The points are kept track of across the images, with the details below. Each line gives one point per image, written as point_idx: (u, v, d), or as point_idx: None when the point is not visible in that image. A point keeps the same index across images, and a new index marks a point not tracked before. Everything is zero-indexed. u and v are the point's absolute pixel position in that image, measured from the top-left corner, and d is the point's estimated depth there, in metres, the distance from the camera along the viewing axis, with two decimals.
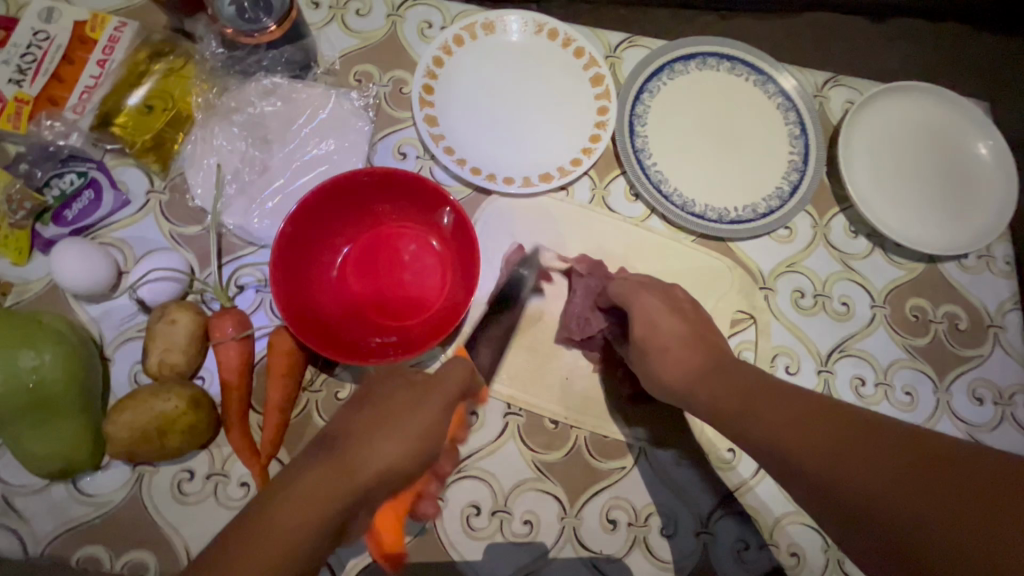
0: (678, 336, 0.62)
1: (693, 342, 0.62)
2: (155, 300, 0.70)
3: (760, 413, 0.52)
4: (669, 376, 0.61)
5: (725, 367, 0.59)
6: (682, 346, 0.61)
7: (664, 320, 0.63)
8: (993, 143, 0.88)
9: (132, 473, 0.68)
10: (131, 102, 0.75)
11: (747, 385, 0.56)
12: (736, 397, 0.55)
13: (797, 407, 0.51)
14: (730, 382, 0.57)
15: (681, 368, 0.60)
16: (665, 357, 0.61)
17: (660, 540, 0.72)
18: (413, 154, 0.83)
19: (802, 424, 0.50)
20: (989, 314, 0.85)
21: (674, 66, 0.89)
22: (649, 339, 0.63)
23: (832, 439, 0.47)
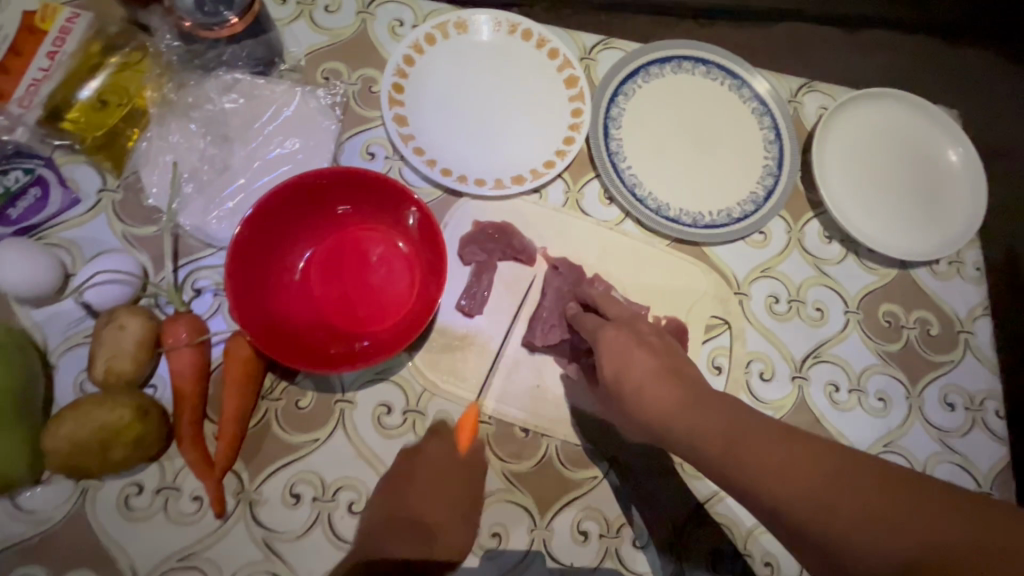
0: (652, 370, 0.58)
1: (669, 380, 0.57)
2: (103, 304, 0.66)
3: (747, 457, 0.51)
4: (645, 416, 0.57)
5: (704, 408, 0.55)
6: (657, 381, 0.57)
7: (637, 356, 0.60)
8: (962, 150, 0.89)
9: (75, 488, 0.64)
10: (84, 94, 0.72)
11: (730, 423, 0.54)
12: (721, 438, 0.53)
13: (776, 448, 0.51)
14: (712, 423, 0.54)
15: (657, 407, 0.56)
16: (641, 398, 0.57)
17: (632, 552, 0.70)
18: (382, 154, 0.80)
19: (782, 466, 0.49)
20: (960, 319, 0.86)
21: (648, 70, 0.88)
22: (625, 376, 0.59)
23: (815, 479, 0.48)
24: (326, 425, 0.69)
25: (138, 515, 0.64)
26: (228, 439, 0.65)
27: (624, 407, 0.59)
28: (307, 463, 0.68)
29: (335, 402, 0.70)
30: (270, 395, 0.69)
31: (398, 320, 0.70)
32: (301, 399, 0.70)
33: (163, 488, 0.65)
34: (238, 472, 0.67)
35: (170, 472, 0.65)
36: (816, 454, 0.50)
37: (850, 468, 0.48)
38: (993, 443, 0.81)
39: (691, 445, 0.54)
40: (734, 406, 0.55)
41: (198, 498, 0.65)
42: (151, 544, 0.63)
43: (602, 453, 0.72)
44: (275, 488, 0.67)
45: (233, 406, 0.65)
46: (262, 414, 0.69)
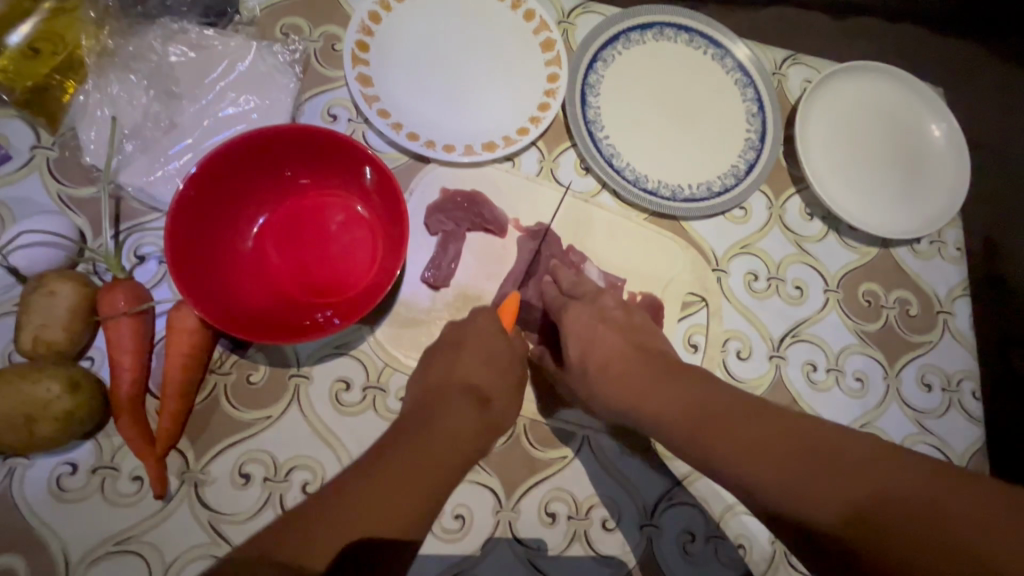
0: (616, 348, 0.59)
1: (633, 357, 0.58)
2: (31, 268, 0.61)
3: (718, 436, 0.50)
4: (612, 398, 0.57)
5: (669, 384, 0.55)
6: (622, 360, 0.58)
7: (603, 335, 0.60)
8: (947, 127, 0.87)
9: (1, 466, 0.59)
10: (12, 40, 0.65)
11: (700, 403, 0.52)
12: (691, 419, 0.52)
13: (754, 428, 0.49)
14: (681, 404, 0.53)
15: (622, 384, 0.56)
16: (605, 375, 0.57)
17: (601, 534, 0.67)
18: (345, 117, 0.75)
19: (758, 447, 0.47)
20: (939, 300, 0.84)
21: (629, 36, 0.84)
22: (590, 360, 0.59)
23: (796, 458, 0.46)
24: (280, 401, 0.65)
25: (71, 496, 0.59)
26: (171, 415, 0.60)
27: (589, 388, 0.59)
28: (258, 442, 0.64)
29: (290, 377, 0.66)
30: (218, 370, 0.65)
31: (358, 291, 0.65)
32: (253, 373, 0.65)
33: (99, 468, 0.60)
34: (182, 450, 0.62)
35: (108, 450, 0.61)
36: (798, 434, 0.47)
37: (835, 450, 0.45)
38: (968, 424, 0.80)
39: (661, 426, 0.53)
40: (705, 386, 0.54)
41: (138, 478, 0.61)
42: (84, 527, 0.59)
43: (573, 433, 0.69)
44: (223, 468, 0.62)
45: (176, 379, 0.60)
46: (210, 389, 0.64)
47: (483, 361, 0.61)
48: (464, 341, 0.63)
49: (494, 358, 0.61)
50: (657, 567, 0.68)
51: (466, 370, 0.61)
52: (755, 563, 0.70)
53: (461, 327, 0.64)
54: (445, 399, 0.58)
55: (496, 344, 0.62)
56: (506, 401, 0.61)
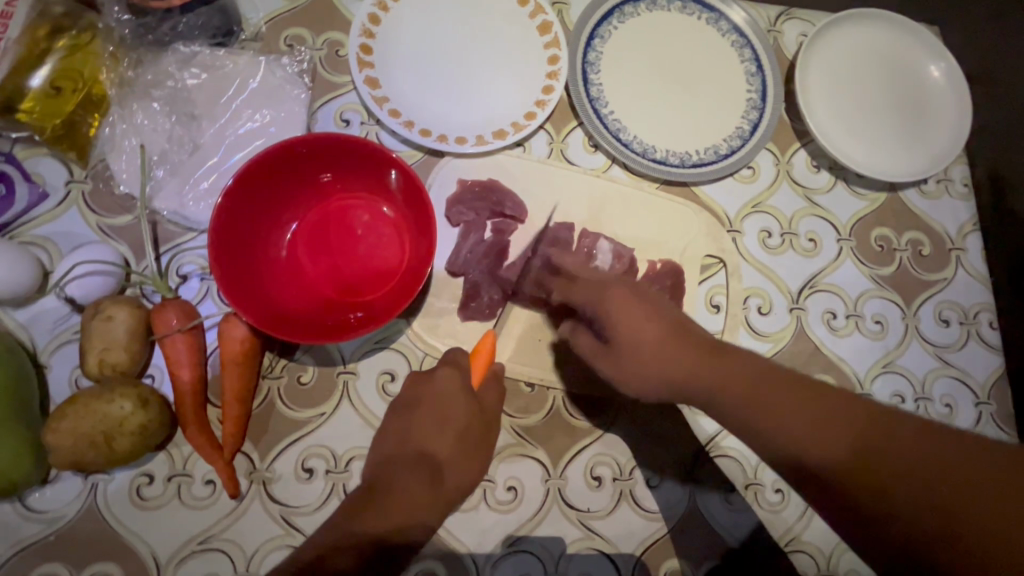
0: (652, 326, 0.56)
1: (680, 347, 0.55)
2: (86, 297, 0.64)
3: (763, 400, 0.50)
4: (657, 365, 0.56)
5: (730, 363, 0.54)
6: (664, 347, 0.55)
7: (645, 324, 0.56)
8: (945, 65, 0.87)
9: (86, 483, 0.63)
10: (35, 83, 0.67)
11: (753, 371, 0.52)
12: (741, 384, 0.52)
13: (819, 417, 0.48)
14: (747, 398, 0.51)
15: (670, 369, 0.55)
16: (644, 366, 0.55)
17: (645, 492, 0.71)
18: (357, 120, 0.78)
19: (824, 443, 0.47)
20: (950, 237, 0.86)
21: (622, 9, 0.85)
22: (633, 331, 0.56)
23: (867, 452, 0.46)
24: (331, 398, 0.69)
25: (152, 503, 0.64)
26: (233, 421, 0.64)
27: (631, 372, 0.56)
28: (316, 437, 0.68)
29: (337, 375, 0.69)
30: (270, 374, 0.69)
31: (392, 287, 0.69)
32: (303, 374, 0.69)
33: (174, 476, 0.65)
34: (247, 452, 0.66)
35: (180, 459, 0.65)
36: (869, 429, 0.47)
37: (884, 437, 0.46)
38: (988, 354, 0.82)
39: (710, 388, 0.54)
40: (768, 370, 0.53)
41: (211, 482, 0.65)
42: (169, 531, 0.63)
43: (609, 402, 0.73)
44: (287, 465, 0.66)
45: (234, 387, 0.64)
46: (265, 393, 0.68)
47: (439, 415, 0.62)
48: (429, 381, 0.64)
49: (449, 415, 0.62)
50: (703, 516, 0.71)
51: (423, 436, 0.62)
52: (793, 506, 0.73)
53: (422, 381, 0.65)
54: (400, 472, 0.59)
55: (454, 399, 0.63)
56: (460, 464, 0.61)
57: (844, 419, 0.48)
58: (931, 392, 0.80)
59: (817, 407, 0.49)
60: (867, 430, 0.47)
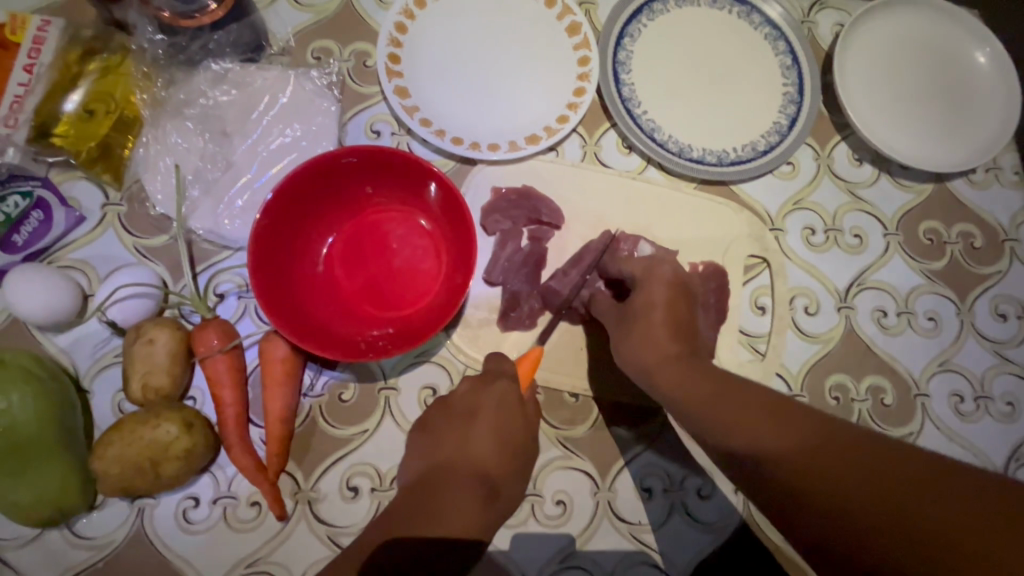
0: (669, 300, 0.62)
1: (676, 332, 0.60)
2: (127, 320, 0.64)
3: (723, 405, 0.52)
4: (640, 354, 0.60)
5: (695, 361, 0.58)
6: (656, 328, 0.60)
7: (662, 298, 0.62)
8: (990, 50, 0.84)
9: (132, 508, 0.63)
10: (68, 107, 0.67)
11: (723, 379, 0.55)
12: (709, 386, 0.55)
13: (756, 409, 0.51)
14: (703, 390, 0.55)
15: (656, 349, 0.59)
16: (647, 336, 0.60)
17: (698, 502, 0.69)
18: (387, 131, 0.77)
19: (756, 428, 0.49)
20: (1004, 228, 0.82)
21: (652, 7, 0.83)
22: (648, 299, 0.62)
23: (794, 438, 0.46)
24: (373, 415, 0.68)
25: (199, 527, 0.63)
26: (277, 441, 0.63)
27: (626, 337, 0.62)
28: (360, 455, 0.66)
29: (379, 391, 0.68)
30: (311, 392, 0.68)
31: (432, 300, 0.67)
32: (344, 391, 0.68)
33: (219, 498, 0.64)
34: (292, 472, 0.65)
35: (225, 481, 0.64)
36: (798, 419, 0.48)
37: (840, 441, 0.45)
38: None
39: (676, 393, 0.56)
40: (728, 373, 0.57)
41: (256, 503, 0.64)
42: (216, 554, 0.62)
43: (656, 410, 0.70)
44: (331, 484, 0.65)
45: (277, 407, 0.63)
46: (307, 412, 0.67)
47: (496, 429, 0.60)
48: (480, 395, 0.63)
49: (507, 430, 0.60)
50: (757, 526, 0.69)
51: (479, 451, 0.59)
52: None
53: (476, 395, 0.63)
54: (454, 483, 0.57)
55: (511, 413, 0.61)
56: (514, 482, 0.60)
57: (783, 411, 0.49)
58: (991, 390, 0.76)
59: (762, 403, 0.51)
60: (801, 423, 0.48)
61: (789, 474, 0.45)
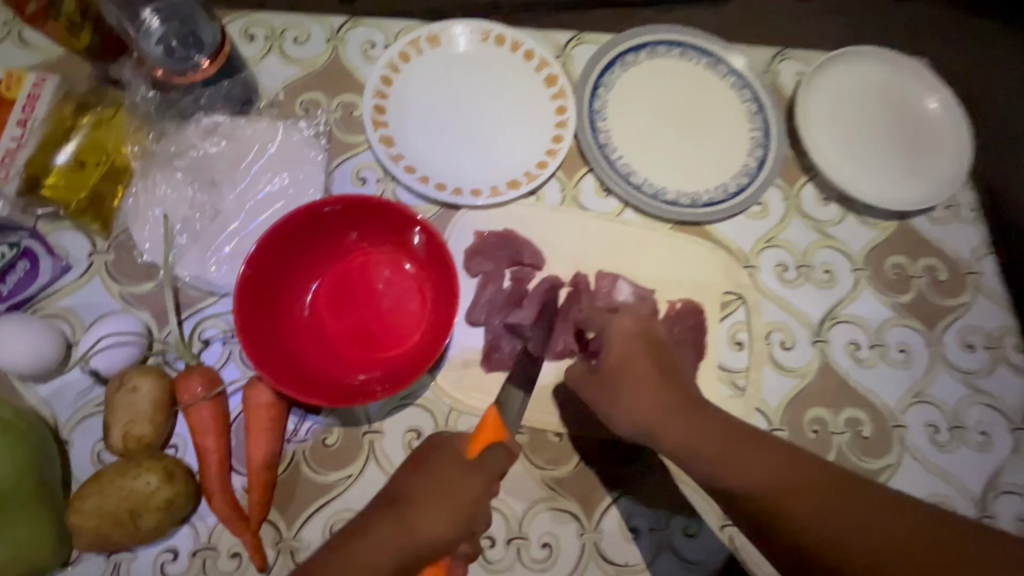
0: (641, 357, 0.62)
1: (659, 386, 0.61)
2: (111, 368, 0.64)
3: (726, 455, 0.56)
4: (635, 414, 0.60)
5: (696, 417, 0.59)
6: (645, 387, 0.61)
7: (640, 353, 0.63)
8: (941, 96, 0.90)
9: (109, 562, 0.61)
10: (60, 160, 0.69)
11: (718, 428, 0.58)
12: (711, 440, 0.57)
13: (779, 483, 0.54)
14: (703, 441, 0.57)
15: (643, 407, 0.60)
16: (634, 396, 0.60)
17: (684, 541, 0.69)
18: (373, 178, 0.79)
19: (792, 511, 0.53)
20: (965, 262, 0.86)
21: (625, 59, 0.88)
22: (623, 364, 0.62)
23: (825, 513, 0.52)
24: (357, 459, 0.67)
25: None
26: (260, 489, 0.63)
27: (615, 398, 0.62)
28: (344, 501, 0.66)
29: (363, 435, 0.68)
30: (294, 438, 0.67)
31: (417, 342, 0.68)
32: (328, 436, 0.68)
33: (199, 550, 0.63)
34: (274, 521, 0.64)
35: (204, 532, 0.63)
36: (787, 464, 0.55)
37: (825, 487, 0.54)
38: (1019, 379, 0.81)
39: (673, 444, 0.58)
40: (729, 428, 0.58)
41: (237, 554, 0.63)
42: None
43: (641, 448, 0.71)
44: (315, 532, 0.64)
45: (261, 453, 0.63)
46: (290, 458, 0.67)
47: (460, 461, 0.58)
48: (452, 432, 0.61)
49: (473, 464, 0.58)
50: (744, 564, 0.69)
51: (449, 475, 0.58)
52: None
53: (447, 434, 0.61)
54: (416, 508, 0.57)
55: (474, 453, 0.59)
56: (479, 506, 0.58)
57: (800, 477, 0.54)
58: (964, 420, 0.78)
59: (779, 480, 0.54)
60: (805, 474, 0.54)
61: (784, 520, 0.53)
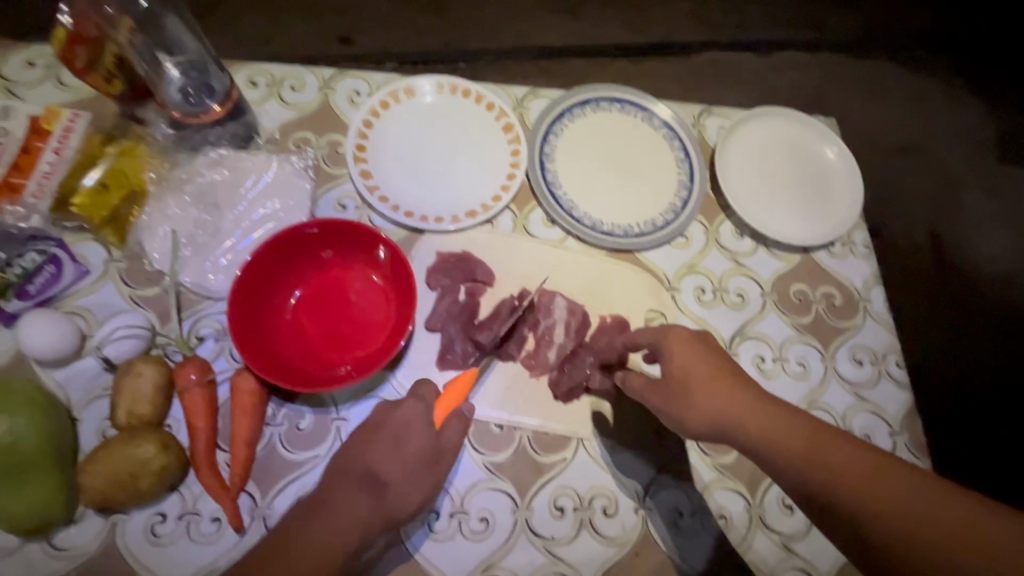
0: (699, 372, 0.71)
1: (724, 388, 0.70)
2: (120, 357, 0.76)
3: (798, 450, 0.66)
4: (713, 414, 0.69)
5: (765, 415, 0.68)
6: (704, 395, 0.70)
7: (696, 363, 0.72)
8: (838, 149, 1.07)
9: (106, 522, 0.72)
10: (87, 183, 0.82)
11: (786, 427, 0.67)
12: (779, 436, 0.67)
13: (866, 471, 0.63)
14: (783, 434, 0.67)
15: (710, 413, 0.69)
16: (694, 406, 0.70)
17: (603, 520, 0.80)
18: (352, 205, 0.93)
19: (874, 489, 0.62)
20: (857, 290, 1.01)
21: (572, 112, 1.04)
22: (689, 374, 0.71)
23: (864, 489, 0.62)
24: (325, 441, 0.79)
25: (164, 539, 0.72)
26: (241, 462, 0.74)
27: (687, 405, 0.70)
28: (311, 476, 0.77)
29: (331, 421, 0.80)
30: (272, 422, 0.79)
31: (381, 343, 0.81)
32: (301, 421, 0.79)
33: (184, 514, 0.73)
34: (251, 492, 0.76)
35: (190, 499, 0.74)
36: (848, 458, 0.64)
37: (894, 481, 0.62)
38: (899, 391, 0.95)
39: (753, 440, 0.68)
40: (808, 425, 0.67)
41: (217, 519, 0.74)
42: (178, 564, 0.71)
43: (569, 439, 0.83)
44: (285, 502, 0.76)
45: (243, 432, 0.75)
46: (267, 439, 0.78)
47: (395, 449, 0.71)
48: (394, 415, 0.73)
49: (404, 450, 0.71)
50: (654, 541, 0.80)
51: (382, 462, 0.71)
52: (734, 530, 0.82)
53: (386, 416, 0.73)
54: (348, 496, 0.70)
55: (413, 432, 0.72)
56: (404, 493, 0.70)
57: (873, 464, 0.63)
58: (850, 424, 0.92)
59: (866, 466, 0.63)
60: (851, 465, 0.64)
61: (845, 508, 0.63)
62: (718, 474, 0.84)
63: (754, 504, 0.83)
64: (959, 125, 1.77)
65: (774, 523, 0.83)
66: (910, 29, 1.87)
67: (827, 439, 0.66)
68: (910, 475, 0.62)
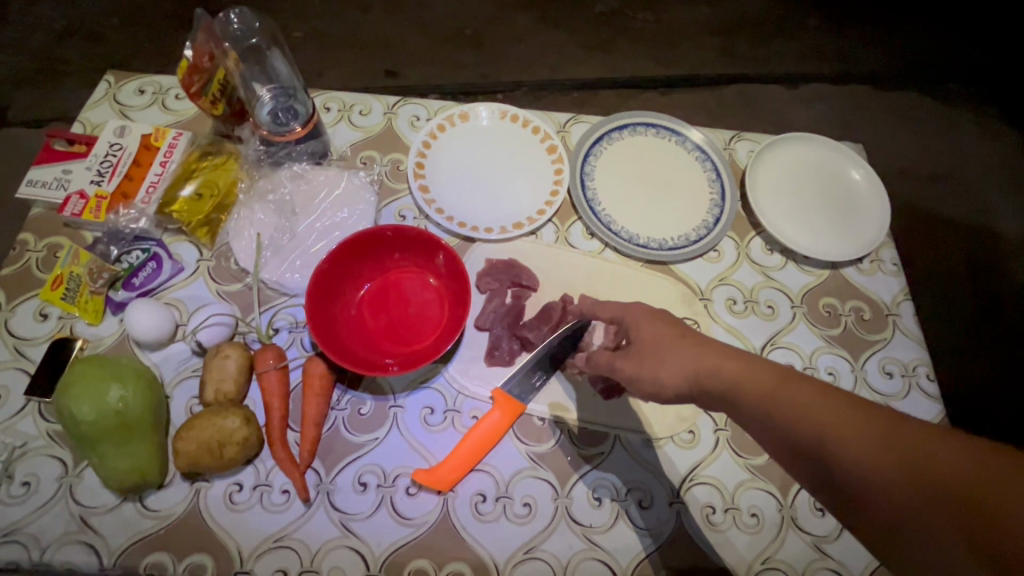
0: (669, 338, 0.72)
1: (696, 343, 0.70)
2: (210, 342, 0.86)
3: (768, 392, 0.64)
4: (678, 368, 0.68)
5: (735, 360, 0.67)
6: (675, 351, 0.70)
7: (660, 333, 0.73)
8: (864, 172, 1.12)
9: (191, 488, 0.80)
10: (185, 193, 0.94)
11: (751, 376, 0.66)
12: (752, 380, 0.65)
13: (846, 413, 0.60)
14: (753, 373, 0.66)
15: (674, 371, 0.68)
16: (663, 371, 0.69)
17: (639, 511, 0.85)
18: (411, 217, 1.03)
19: (853, 430, 0.59)
20: (887, 305, 1.05)
21: (611, 135, 1.13)
22: (645, 344, 0.72)
23: (827, 424, 0.60)
24: (383, 426, 0.87)
25: (240, 507, 0.80)
26: (310, 440, 0.82)
27: (661, 362, 0.69)
28: (370, 457, 0.85)
29: (389, 407, 0.88)
30: (337, 406, 0.87)
31: (436, 338, 0.89)
32: (362, 407, 0.87)
33: (258, 485, 0.81)
34: (316, 468, 0.83)
35: (263, 471, 0.82)
36: (817, 396, 0.62)
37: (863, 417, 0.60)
38: (930, 403, 0.97)
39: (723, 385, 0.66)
40: (781, 371, 0.66)
41: (287, 491, 0.81)
42: (251, 529, 0.79)
43: (606, 434, 0.88)
44: (346, 479, 0.83)
45: (313, 412, 0.83)
46: (332, 422, 0.86)
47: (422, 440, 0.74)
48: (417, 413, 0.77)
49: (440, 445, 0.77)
50: (689, 534, 0.84)
51: None
52: (767, 529, 0.85)
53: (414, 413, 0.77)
54: None
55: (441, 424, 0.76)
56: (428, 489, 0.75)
57: (853, 406, 0.61)
58: None
59: (829, 405, 0.61)
60: (819, 400, 0.62)
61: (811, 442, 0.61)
62: (750, 474, 0.88)
63: (787, 505, 0.87)
64: (991, 154, 1.80)
65: (807, 525, 0.86)
66: (940, 62, 1.92)
67: (808, 384, 0.63)
68: (892, 416, 0.59)
